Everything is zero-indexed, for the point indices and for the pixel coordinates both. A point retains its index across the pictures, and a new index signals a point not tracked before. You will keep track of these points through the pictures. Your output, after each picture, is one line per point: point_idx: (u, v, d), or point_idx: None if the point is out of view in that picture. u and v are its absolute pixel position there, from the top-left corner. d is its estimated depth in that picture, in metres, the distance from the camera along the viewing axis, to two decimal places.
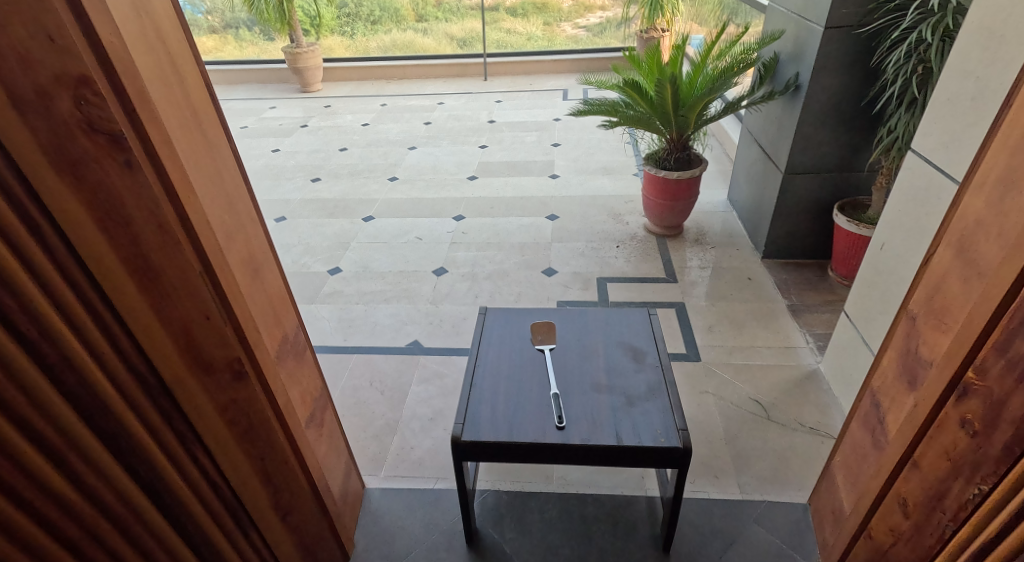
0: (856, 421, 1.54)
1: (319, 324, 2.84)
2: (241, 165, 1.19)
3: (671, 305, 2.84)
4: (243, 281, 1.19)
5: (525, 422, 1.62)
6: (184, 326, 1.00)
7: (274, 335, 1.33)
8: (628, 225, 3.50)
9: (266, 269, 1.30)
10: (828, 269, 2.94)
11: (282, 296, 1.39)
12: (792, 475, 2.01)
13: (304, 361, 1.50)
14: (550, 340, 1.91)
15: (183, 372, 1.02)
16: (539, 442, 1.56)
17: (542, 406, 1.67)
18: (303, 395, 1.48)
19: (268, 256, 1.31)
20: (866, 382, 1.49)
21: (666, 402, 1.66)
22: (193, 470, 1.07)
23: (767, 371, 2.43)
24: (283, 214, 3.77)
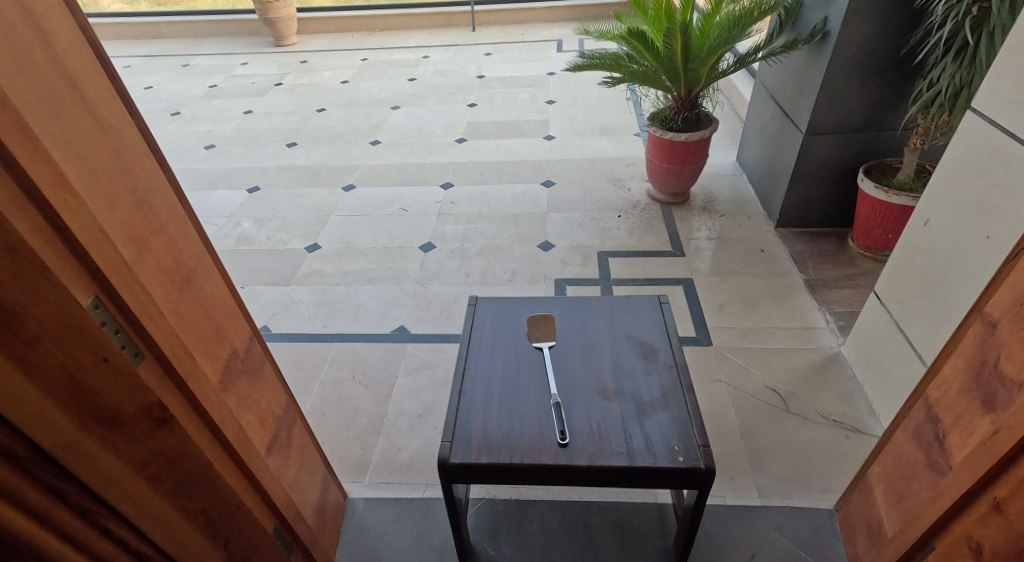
0: (900, 430, 1.34)
1: (296, 310, 2.61)
2: (155, 148, 0.95)
3: (678, 281, 2.62)
4: (167, 297, 0.95)
5: (522, 438, 1.41)
6: (71, 375, 0.76)
7: (217, 354, 1.10)
8: (630, 191, 3.24)
9: (203, 276, 1.06)
10: (847, 239, 2.71)
11: (229, 304, 1.15)
12: (815, 475, 1.83)
13: (260, 377, 1.28)
14: (549, 335, 1.69)
15: (78, 434, 0.78)
16: (538, 464, 1.35)
17: (540, 417, 1.46)
18: (260, 415, 1.26)
19: (204, 260, 1.07)
20: (919, 389, 1.28)
21: (682, 412, 1.44)
22: (106, 545, 0.85)
23: (784, 356, 2.23)
24: (257, 184, 3.45)
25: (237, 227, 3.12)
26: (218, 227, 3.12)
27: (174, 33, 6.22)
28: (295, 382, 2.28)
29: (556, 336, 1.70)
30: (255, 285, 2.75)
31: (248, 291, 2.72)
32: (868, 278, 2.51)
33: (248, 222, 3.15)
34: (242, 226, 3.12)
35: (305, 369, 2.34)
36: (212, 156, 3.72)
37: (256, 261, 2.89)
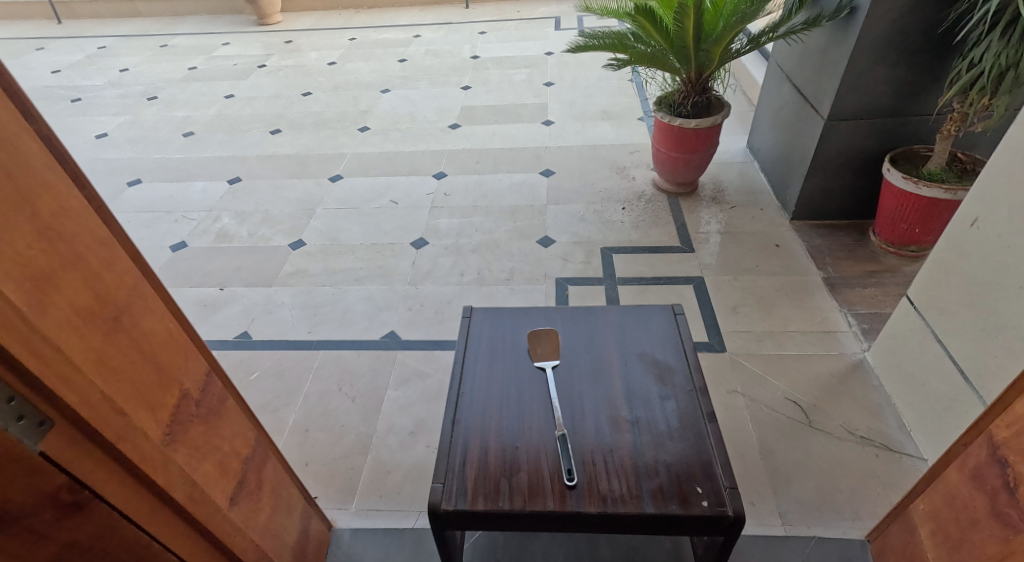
0: (954, 467, 1.18)
1: (278, 314, 2.43)
2: (58, 157, 0.76)
3: (687, 280, 2.44)
4: (86, 342, 0.77)
5: (523, 479, 1.25)
6: None
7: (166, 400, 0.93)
8: (635, 180, 3.05)
9: (144, 311, 0.89)
10: (868, 232, 2.53)
11: (180, 336, 0.98)
12: (844, 500, 1.68)
13: (223, 414, 1.10)
14: (552, 353, 1.52)
15: None
16: (543, 510, 1.19)
17: (543, 452, 1.30)
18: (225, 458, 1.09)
19: (143, 288, 0.89)
20: (981, 422, 1.12)
21: (703, 446, 1.28)
22: None
23: (804, 364, 2.07)
24: (238, 175, 3.20)
25: (217, 222, 2.89)
26: (196, 221, 2.89)
27: (152, 11, 5.91)
28: (279, 395, 2.12)
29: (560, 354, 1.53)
30: (235, 286, 2.55)
31: (228, 292, 2.52)
32: (891, 275, 2.34)
33: (228, 216, 2.93)
34: (221, 221, 2.89)
35: (289, 381, 2.17)
36: (190, 143, 3.48)
37: (235, 259, 2.68)
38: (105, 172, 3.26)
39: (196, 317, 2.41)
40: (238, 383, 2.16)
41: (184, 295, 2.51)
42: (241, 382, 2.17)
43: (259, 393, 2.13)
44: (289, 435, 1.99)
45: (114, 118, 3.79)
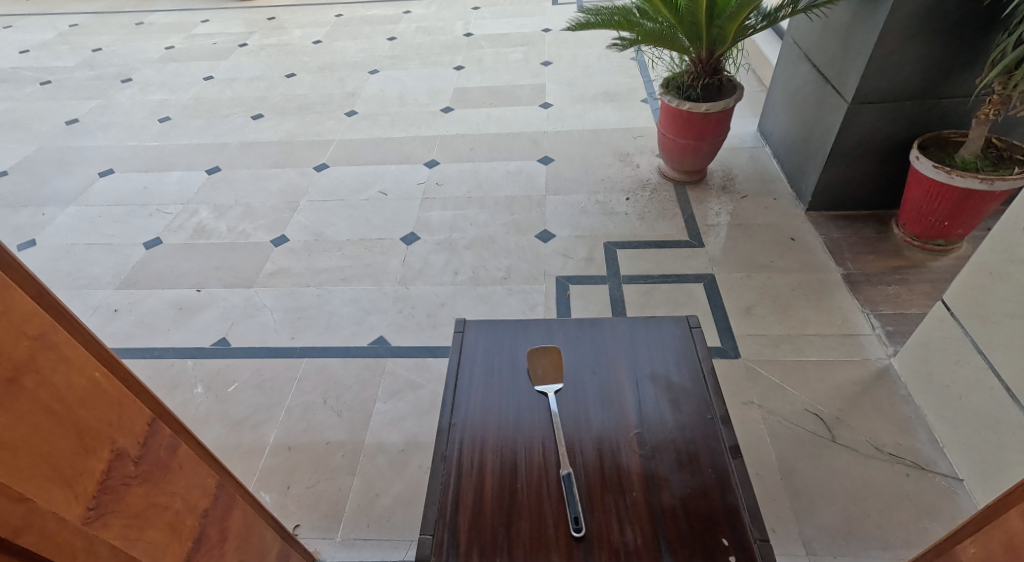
0: None
1: (259, 318, 2.26)
2: None
3: (697, 279, 2.29)
4: None
5: (525, 529, 1.11)
6: None
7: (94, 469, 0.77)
8: (639, 168, 2.87)
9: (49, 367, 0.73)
10: (889, 225, 2.36)
11: (103, 382, 0.80)
12: (871, 526, 1.56)
13: (176, 463, 0.93)
14: (556, 374, 1.37)
15: None
16: None
17: (548, 495, 1.16)
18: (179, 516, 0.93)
19: (43, 331, 0.72)
20: None
21: (726, 487, 1.14)
22: None
23: (825, 371, 1.93)
24: (218, 163, 2.98)
25: (194, 216, 2.68)
26: (172, 215, 2.68)
27: None
28: (260, 409, 1.96)
29: (563, 375, 1.38)
30: (213, 286, 2.37)
31: (206, 294, 2.34)
32: (915, 271, 2.18)
33: (206, 208, 2.72)
34: (199, 215, 2.68)
35: (270, 393, 2.01)
36: (166, 129, 3.25)
37: (212, 256, 2.49)
38: (73, 160, 3.04)
39: (171, 321, 2.23)
40: (216, 395, 2.00)
41: (158, 297, 2.32)
42: (219, 394, 2.00)
43: (238, 407, 1.97)
44: (270, 455, 1.84)
45: (85, 102, 3.56)
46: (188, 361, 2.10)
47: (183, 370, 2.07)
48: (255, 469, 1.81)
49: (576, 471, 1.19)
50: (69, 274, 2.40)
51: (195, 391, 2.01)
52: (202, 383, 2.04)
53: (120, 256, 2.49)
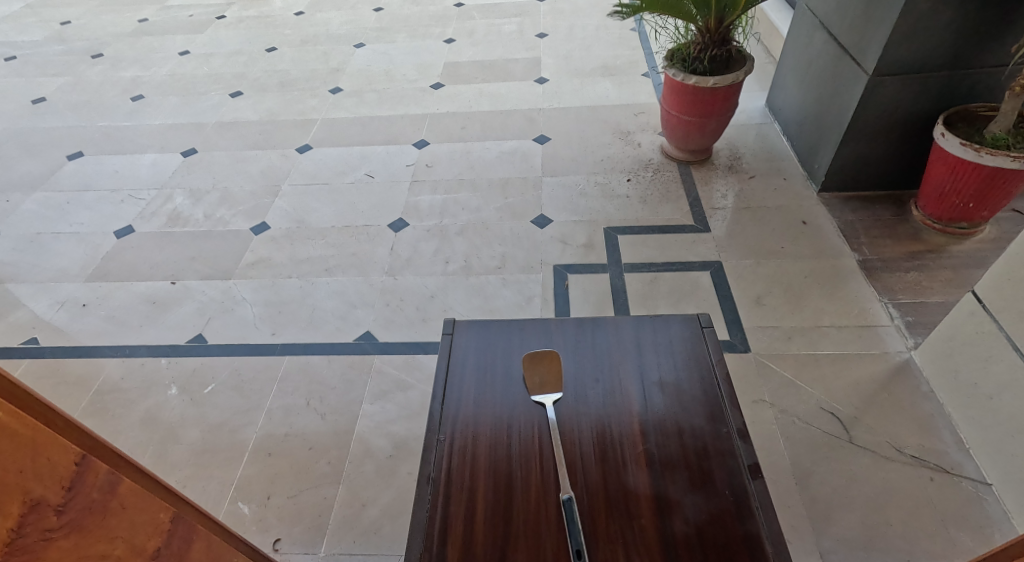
0: None
1: (237, 312, 2.12)
2: None
3: (703, 267, 2.15)
4: None
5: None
6: None
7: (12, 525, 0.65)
8: (640, 146, 2.71)
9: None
10: (906, 206, 2.22)
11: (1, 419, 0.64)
12: (893, 535, 1.46)
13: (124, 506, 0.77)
14: (554, 382, 1.23)
15: None
16: None
17: (546, 523, 1.04)
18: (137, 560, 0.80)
19: None
20: None
21: (745, 512, 1.02)
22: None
23: (842, 366, 1.81)
24: (194, 145, 2.80)
25: (169, 202, 2.52)
26: (145, 201, 2.52)
27: None
28: (239, 412, 1.84)
29: (562, 382, 1.25)
30: (189, 279, 2.22)
31: (182, 287, 2.19)
32: (936, 256, 2.05)
33: (181, 194, 2.55)
34: (174, 201, 2.52)
35: (249, 395, 1.88)
36: (139, 108, 3.06)
37: (188, 246, 2.34)
38: (40, 142, 2.86)
39: (143, 317, 2.09)
40: (192, 396, 1.87)
41: (130, 291, 2.17)
42: (195, 396, 1.87)
43: (214, 411, 1.84)
44: (249, 462, 1.72)
45: (54, 79, 3.36)
46: (162, 360, 1.97)
47: (156, 370, 1.94)
48: (233, 477, 1.69)
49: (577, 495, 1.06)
50: (34, 266, 2.25)
51: (169, 393, 1.88)
52: (176, 384, 1.90)
53: (89, 246, 2.33)
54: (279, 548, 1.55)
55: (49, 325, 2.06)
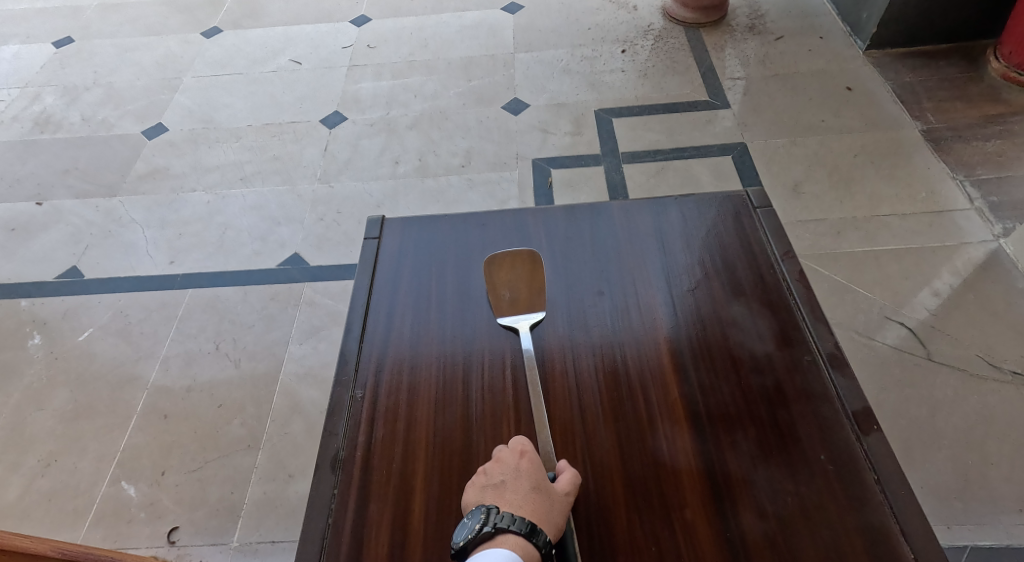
0: None
1: (124, 236, 1.65)
2: None
3: (721, 150, 1.69)
4: None
5: None
6: None
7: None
8: (635, 10, 2.17)
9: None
10: (978, 60, 1.75)
11: None
12: (1001, 479, 1.08)
13: None
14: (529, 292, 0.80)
15: None
16: None
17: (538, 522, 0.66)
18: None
19: None
20: None
21: (859, 493, 0.61)
22: None
23: (909, 263, 1.39)
24: (70, 34, 2.24)
25: (36, 103, 2.00)
26: (4, 103, 2.00)
27: None
28: (124, 363, 1.40)
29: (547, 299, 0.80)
30: (60, 198, 1.74)
31: (51, 208, 1.71)
32: (1022, 119, 1.59)
33: (52, 93, 2.03)
34: (43, 101, 2.00)
35: (137, 341, 1.44)
36: None
37: (59, 156, 1.84)
38: None
39: None
40: (59, 347, 1.43)
41: None
42: (64, 346, 1.43)
43: (91, 364, 1.40)
44: (137, 428, 1.30)
45: None
46: (22, 302, 1.51)
47: (14, 315, 1.48)
48: (114, 449, 1.27)
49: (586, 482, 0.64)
50: None
51: (31, 343, 1.44)
52: (41, 331, 1.46)
53: None
54: (176, 541, 1.15)
55: None
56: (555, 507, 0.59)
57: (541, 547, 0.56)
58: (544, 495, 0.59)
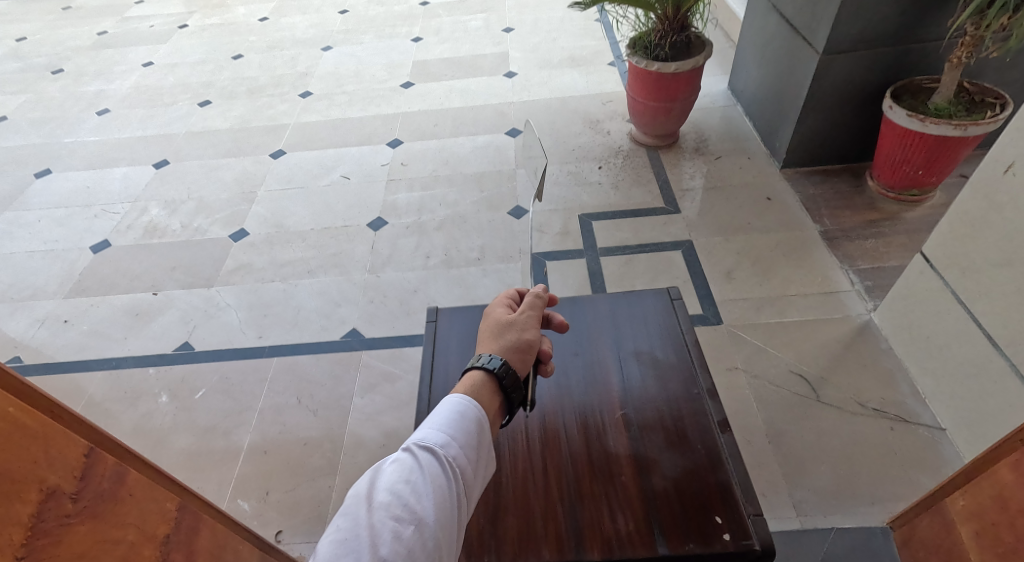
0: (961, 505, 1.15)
1: (221, 317, 2.18)
2: None
3: (674, 246, 2.24)
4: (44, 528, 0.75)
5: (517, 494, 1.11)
6: None
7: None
8: (609, 134, 2.79)
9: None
10: (864, 177, 2.33)
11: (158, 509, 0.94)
12: (861, 484, 1.55)
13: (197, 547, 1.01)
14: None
15: None
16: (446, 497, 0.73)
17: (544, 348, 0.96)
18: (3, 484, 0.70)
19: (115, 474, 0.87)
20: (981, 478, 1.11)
21: (717, 464, 1.10)
22: None
23: (807, 331, 1.90)
24: (165, 157, 2.90)
25: (144, 214, 2.60)
26: (119, 215, 2.61)
27: None
28: (230, 413, 1.89)
29: None
30: (170, 289, 2.29)
31: (164, 297, 2.26)
32: (892, 224, 2.15)
33: (156, 206, 2.64)
34: (149, 213, 2.61)
35: (239, 397, 1.94)
36: (105, 124, 3.14)
37: (167, 256, 2.41)
38: (10, 164, 2.93)
39: (126, 329, 2.15)
40: (180, 402, 1.92)
41: (112, 304, 2.23)
42: (185, 401, 1.93)
43: (205, 415, 1.89)
44: (244, 460, 1.77)
45: (13, 97, 3.40)
46: (150, 370, 2.02)
47: (144, 379, 1.99)
48: (229, 476, 1.74)
49: (542, 309, 0.94)
50: (13, 286, 2.32)
51: (159, 400, 1.93)
52: (166, 391, 1.95)
53: (66, 263, 2.40)
54: (281, 540, 1.60)
55: (33, 342, 2.11)
56: (500, 342, 0.89)
57: (488, 367, 0.85)
58: (494, 337, 0.90)
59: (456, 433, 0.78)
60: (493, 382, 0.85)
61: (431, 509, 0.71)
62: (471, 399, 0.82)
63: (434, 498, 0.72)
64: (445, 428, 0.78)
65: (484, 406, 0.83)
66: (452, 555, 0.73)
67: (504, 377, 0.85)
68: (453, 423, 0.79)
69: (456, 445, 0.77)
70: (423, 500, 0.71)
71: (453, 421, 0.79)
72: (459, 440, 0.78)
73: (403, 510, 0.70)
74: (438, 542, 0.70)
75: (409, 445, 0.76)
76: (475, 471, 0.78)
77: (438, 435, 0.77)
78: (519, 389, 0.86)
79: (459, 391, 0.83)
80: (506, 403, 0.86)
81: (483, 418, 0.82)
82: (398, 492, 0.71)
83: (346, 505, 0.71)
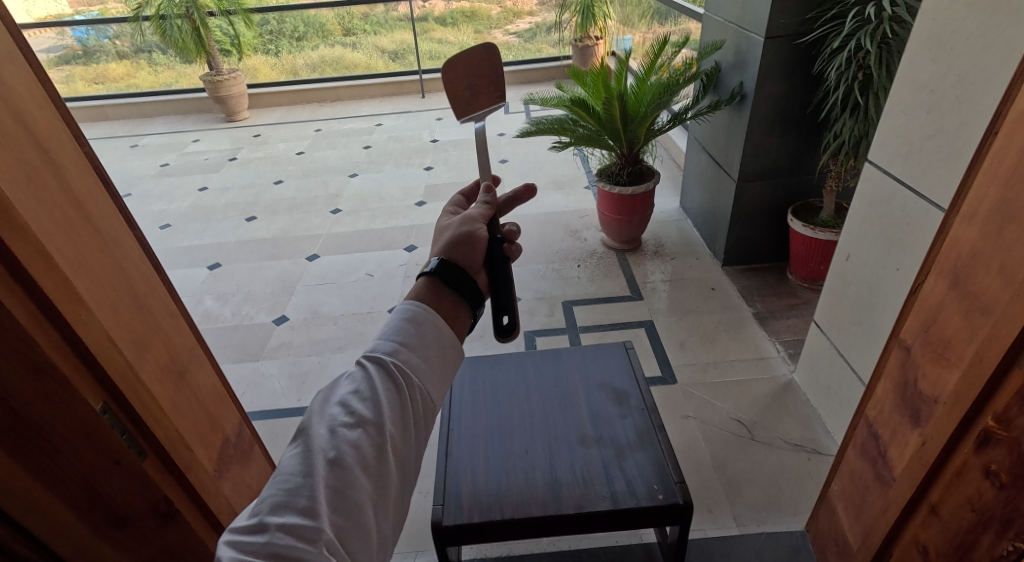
0: (835, 484, 1.63)
1: (267, 384, 2.64)
2: (207, 348, 1.21)
3: (639, 324, 2.78)
4: (225, 467, 1.19)
5: (512, 477, 1.56)
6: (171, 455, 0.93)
7: (120, 308, 0.92)
8: (586, 240, 3.43)
9: (57, 142, 0.84)
10: (787, 272, 2.93)
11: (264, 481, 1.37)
12: (786, 499, 1.96)
13: None
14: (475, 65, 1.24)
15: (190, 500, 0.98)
16: (394, 400, 0.81)
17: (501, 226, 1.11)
18: (206, 417, 1.15)
19: (252, 449, 1.34)
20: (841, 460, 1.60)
21: (657, 453, 1.57)
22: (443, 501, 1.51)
23: (743, 387, 2.39)
24: (218, 260, 3.50)
25: (201, 304, 3.14)
26: None
27: (119, 114, 6.55)
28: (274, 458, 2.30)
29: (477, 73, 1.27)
30: (223, 363, 2.76)
31: None
32: (809, 307, 2.72)
33: (211, 298, 3.19)
34: (205, 304, 3.15)
35: (282, 444, 2.35)
36: (167, 235, 3.78)
37: (221, 337, 2.91)
38: None
39: None
40: None
41: None
42: None
43: None
44: None
45: None
46: None
47: None
48: None
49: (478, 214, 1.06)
50: None
51: None
52: None
53: None
54: None
55: None
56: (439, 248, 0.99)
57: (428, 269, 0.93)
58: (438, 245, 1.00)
59: (402, 341, 0.85)
60: (435, 281, 0.92)
61: (379, 411, 0.79)
62: (416, 306, 0.89)
63: (381, 404, 0.80)
64: (392, 337, 0.86)
65: (431, 309, 0.89)
66: (408, 449, 0.81)
67: (443, 275, 0.92)
68: (399, 332, 0.86)
69: (402, 350, 0.85)
70: (371, 406, 0.79)
71: (398, 331, 0.86)
72: (405, 347, 0.85)
73: (351, 417, 0.78)
74: (386, 440, 0.78)
75: (359, 358, 0.84)
76: (426, 373, 0.85)
77: (385, 345, 0.85)
78: (464, 282, 0.93)
79: (404, 303, 0.89)
80: (461, 301, 0.93)
81: (429, 317, 0.88)
82: (346, 402, 0.79)
83: (304, 419, 0.79)
